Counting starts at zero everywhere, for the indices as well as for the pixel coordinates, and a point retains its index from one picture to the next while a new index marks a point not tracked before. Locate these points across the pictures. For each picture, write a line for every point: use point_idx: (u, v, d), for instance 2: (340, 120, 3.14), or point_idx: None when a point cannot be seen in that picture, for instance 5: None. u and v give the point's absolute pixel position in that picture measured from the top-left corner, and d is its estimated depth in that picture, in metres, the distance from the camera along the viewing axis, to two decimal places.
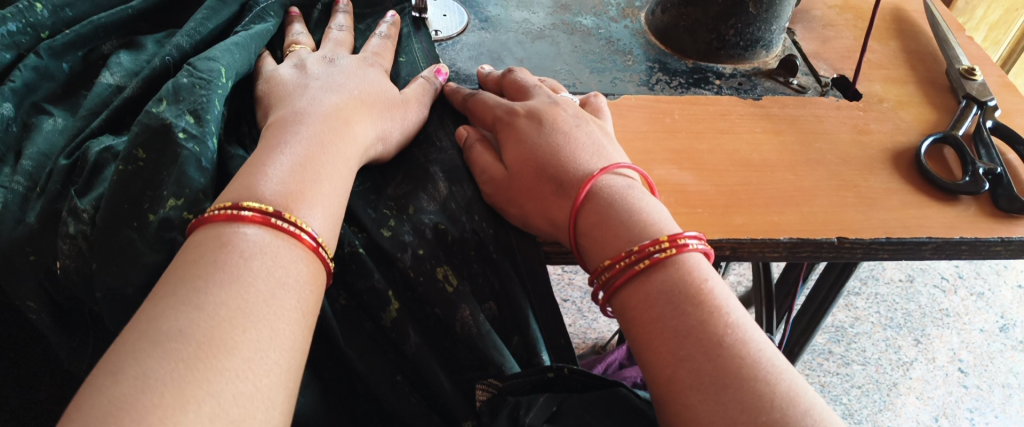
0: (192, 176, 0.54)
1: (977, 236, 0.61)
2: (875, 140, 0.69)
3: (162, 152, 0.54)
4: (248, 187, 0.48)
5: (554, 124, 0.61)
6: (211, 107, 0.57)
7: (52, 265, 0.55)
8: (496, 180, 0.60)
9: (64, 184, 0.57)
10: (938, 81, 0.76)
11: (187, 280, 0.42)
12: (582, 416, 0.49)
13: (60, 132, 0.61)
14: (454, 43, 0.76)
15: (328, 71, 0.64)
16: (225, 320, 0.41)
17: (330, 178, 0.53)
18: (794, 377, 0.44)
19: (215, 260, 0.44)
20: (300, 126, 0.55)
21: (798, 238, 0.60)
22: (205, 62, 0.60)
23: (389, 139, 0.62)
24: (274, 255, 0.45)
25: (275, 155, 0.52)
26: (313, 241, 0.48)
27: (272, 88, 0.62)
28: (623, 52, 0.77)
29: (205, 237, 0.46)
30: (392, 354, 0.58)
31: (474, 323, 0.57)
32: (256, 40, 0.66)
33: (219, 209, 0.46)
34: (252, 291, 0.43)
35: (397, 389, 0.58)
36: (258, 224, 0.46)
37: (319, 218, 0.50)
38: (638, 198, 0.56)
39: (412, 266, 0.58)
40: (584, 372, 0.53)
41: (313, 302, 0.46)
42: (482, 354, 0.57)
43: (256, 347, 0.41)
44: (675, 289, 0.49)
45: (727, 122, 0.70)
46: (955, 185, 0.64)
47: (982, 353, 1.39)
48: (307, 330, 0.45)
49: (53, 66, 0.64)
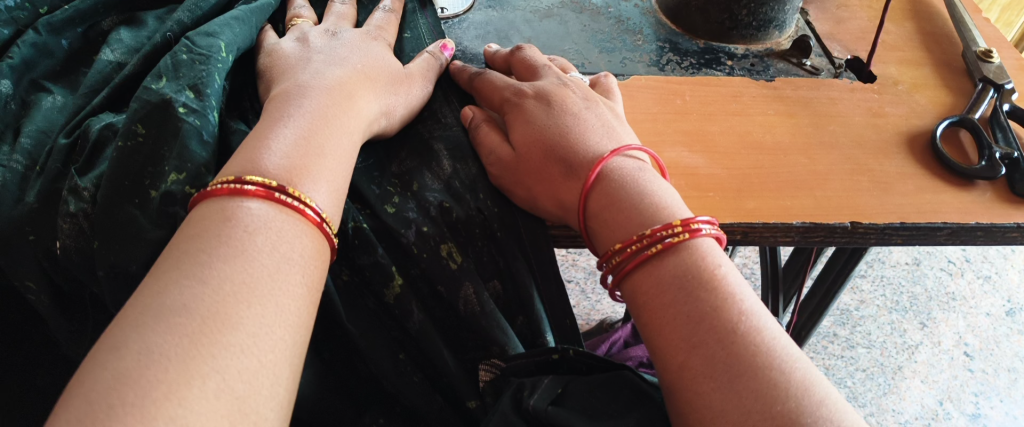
0: (194, 150, 0.53)
1: (992, 221, 0.60)
2: (890, 123, 0.68)
3: (162, 126, 0.53)
4: (251, 160, 0.47)
5: (563, 104, 0.60)
6: (212, 82, 0.56)
7: (51, 246, 0.54)
8: (503, 161, 0.59)
9: (65, 162, 0.55)
10: (954, 64, 0.74)
11: (190, 254, 0.41)
12: (586, 401, 0.48)
13: (60, 109, 0.60)
14: (461, 22, 0.74)
15: (331, 44, 0.63)
16: (230, 295, 0.40)
17: (334, 153, 0.51)
18: (807, 366, 0.43)
19: (219, 234, 0.42)
20: (304, 100, 0.54)
21: (810, 223, 0.59)
22: (205, 38, 0.59)
23: (393, 114, 0.60)
24: (279, 230, 0.44)
25: (278, 129, 0.51)
26: (317, 216, 0.47)
27: (274, 62, 0.60)
28: (633, 31, 0.76)
29: (208, 211, 0.44)
30: (396, 332, 0.58)
31: (477, 301, 0.56)
32: (258, 15, 0.64)
33: (222, 183, 0.45)
34: (257, 266, 0.42)
35: (399, 368, 0.58)
36: (262, 198, 0.45)
37: (324, 193, 0.48)
38: (649, 181, 0.55)
39: (415, 242, 0.56)
40: (590, 354, 0.52)
41: (318, 277, 0.45)
42: (485, 332, 0.57)
43: (261, 322, 0.40)
44: (687, 275, 0.48)
45: (739, 104, 0.69)
46: (971, 170, 0.62)
47: (987, 337, 1.39)
48: (312, 306, 0.44)
49: (52, 42, 0.62)
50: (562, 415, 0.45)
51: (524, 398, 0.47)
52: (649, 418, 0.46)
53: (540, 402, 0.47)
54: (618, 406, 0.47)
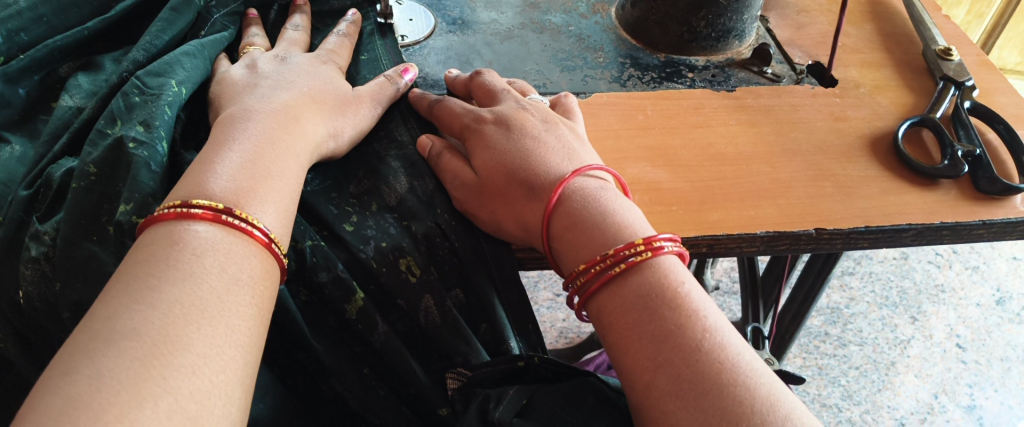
0: (143, 180, 0.52)
1: (957, 220, 0.60)
2: (852, 127, 0.68)
3: (116, 165, 0.54)
4: (195, 184, 0.47)
5: (522, 127, 0.60)
6: (161, 113, 0.56)
7: (15, 296, 0.55)
8: (466, 185, 0.59)
9: (26, 210, 0.55)
10: (915, 63, 0.75)
11: (138, 278, 0.41)
12: (552, 411, 0.47)
13: (19, 159, 0.60)
14: (421, 48, 0.75)
15: (280, 69, 0.63)
16: (179, 317, 0.40)
17: (280, 173, 0.52)
18: (773, 381, 0.44)
19: (167, 258, 0.42)
20: (249, 123, 0.54)
21: (775, 231, 0.59)
22: (154, 78, 0.59)
23: (341, 135, 0.61)
24: (225, 251, 0.44)
25: (223, 152, 0.51)
26: (265, 236, 0.47)
27: (222, 89, 0.61)
28: (593, 48, 0.76)
29: (156, 235, 0.44)
30: (358, 348, 0.58)
31: (438, 314, 0.58)
32: (212, 50, 0.65)
33: (169, 208, 0.45)
34: (206, 288, 0.42)
35: (364, 382, 0.58)
36: (209, 221, 0.45)
37: (271, 214, 0.48)
38: (611, 200, 0.55)
39: (373, 256, 0.57)
40: (555, 361, 0.52)
41: (268, 297, 0.45)
42: (448, 343, 0.58)
43: (212, 343, 0.40)
44: (651, 295, 0.48)
45: (701, 116, 0.69)
46: (933, 169, 0.63)
47: (978, 327, 1.38)
48: (263, 325, 0.44)
49: (9, 92, 0.63)
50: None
51: (490, 410, 0.47)
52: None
53: (505, 415, 0.46)
54: (582, 415, 0.47)
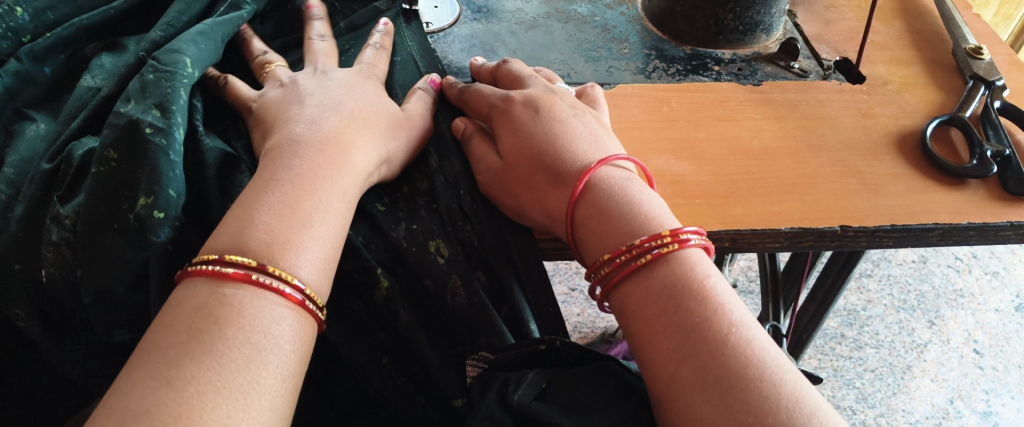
0: (165, 173, 0.52)
1: (985, 221, 0.59)
2: (880, 124, 0.67)
3: (135, 149, 0.53)
4: (234, 237, 0.46)
5: (551, 112, 0.60)
6: (174, 96, 0.56)
7: (37, 273, 0.54)
8: (491, 170, 0.58)
9: (46, 189, 0.55)
10: (944, 61, 0.74)
11: (162, 349, 0.40)
12: (570, 393, 0.47)
13: (43, 137, 0.60)
14: (446, 35, 0.74)
15: (324, 85, 0.61)
16: (194, 397, 0.38)
17: (322, 217, 0.49)
18: (797, 378, 0.43)
19: (193, 327, 0.41)
20: (294, 158, 0.52)
21: (799, 227, 0.58)
22: (170, 55, 0.58)
23: (392, 161, 0.59)
24: (253, 317, 0.42)
25: (264, 195, 0.49)
26: (298, 294, 0.45)
27: (266, 111, 0.59)
28: (619, 40, 0.75)
29: (188, 295, 0.43)
30: (380, 335, 0.58)
31: (465, 293, 0.57)
32: (226, 29, 0.64)
33: (204, 262, 0.44)
34: (226, 361, 0.40)
35: (382, 373, 0.58)
36: (239, 281, 0.43)
37: (309, 266, 0.46)
38: (636, 191, 0.54)
39: (404, 236, 0.57)
40: (577, 345, 0.51)
41: (297, 362, 0.43)
42: (472, 326, 0.57)
43: (226, 423, 0.38)
44: (678, 286, 0.47)
45: (726, 110, 0.68)
46: (960, 168, 0.62)
47: (997, 333, 1.37)
48: (289, 395, 0.42)
49: (34, 70, 0.62)
50: (545, 411, 0.45)
51: (509, 393, 0.46)
52: (630, 412, 0.46)
53: (524, 397, 0.46)
54: (600, 399, 0.46)
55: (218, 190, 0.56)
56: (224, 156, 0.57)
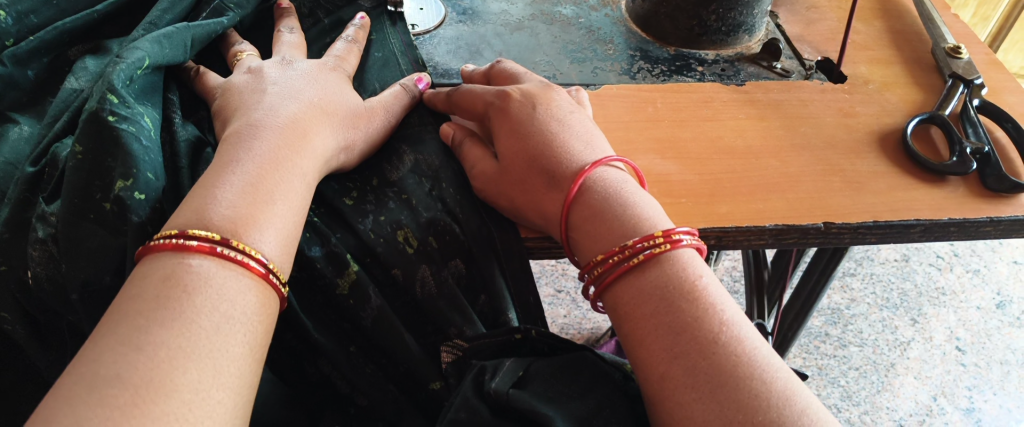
0: (139, 157, 0.52)
1: (965, 217, 0.60)
2: (862, 123, 0.68)
3: (101, 139, 0.52)
4: (195, 212, 0.46)
5: (548, 109, 0.61)
6: (116, 78, 0.54)
7: (23, 275, 0.53)
8: (486, 174, 0.59)
9: (30, 190, 0.55)
10: (924, 60, 0.75)
11: (128, 317, 0.40)
12: (549, 382, 0.47)
13: (27, 139, 0.60)
14: (432, 37, 0.75)
15: (286, 75, 0.61)
16: (165, 361, 0.38)
17: (284, 196, 0.50)
18: (789, 376, 0.44)
19: (159, 295, 0.41)
20: (255, 141, 0.52)
21: (783, 225, 0.59)
22: (131, 51, 0.57)
23: (353, 148, 0.59)
24: (220, 287, 0.43)
25: (225, 175, 0.49)
26: (262, 267, 0.45)
27: (228, 99, 0.59)
28: (604, 41, 0.76)
29: (152, 268, 0.43)
30: (347, 324, 0.57)
31: (434, 285, 0.57)
32: (196, 33, 0.63)
33: (166, 238, 0.44)
34: (195, 328, 0.40)
35: (352, 360, 0.56)
36: (205, 254, 0.43)
37: (271, 243, 0.47)
38: (631, 192, 0.55)
39: (372, 229, 0.57)
40: (552, 335, 0.51)
41: (261, 332, 0.43)
42: (440, 316, 0.57)
43: (197, 388, 0.38)
44: (669, 286, 0.48)
45: (710, 109, 0.69)
46: (941, 165, 0.63)
47: (979, 331, 1.39)
48: (255, 364, 0.42)
49: (17, 73, 0.62)
50: (524, 398, 0.45)
51: (486, 381, 0.46)
52: (608, 399, 0.46)
53: (501, 385, 0.46)
54: (579, 387, 0.47)
55: (193, 178, 0.56)
56: (193, 145, 0.58)
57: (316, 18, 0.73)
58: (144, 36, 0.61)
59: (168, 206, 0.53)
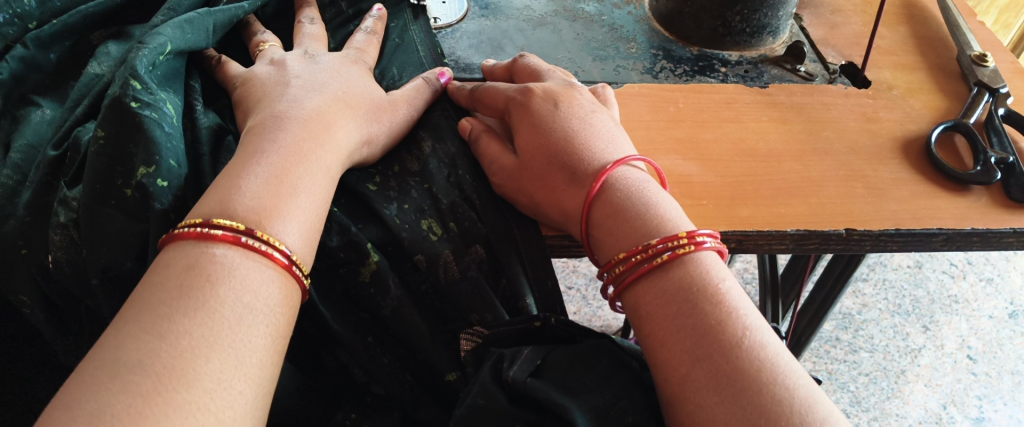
0: (161, 144, 0.51)
1: (988, 227, 0.60)
2: (885, 129, 0.67)
3: (123, 124, 0.51)
4: (220, 202, 0.46)
5: (570, 107, 0.60)
6: (138, 64, 0.54)
7: (43, 260, 0.53)
8: (507, 169, 0.58)
9: (53, 174, 0.54)
10: (949, 67, 0.74)
11: (151, 305, 0.40)
12: (565, 372, 0.46)
13: (49, 122, 0.60)
14: (454, 31, 0.74)
15: (310, 68, 0.61)
16: (187, 350, 0.38)
17: (307, 188, 0.50)
18: (810, 384, 0.43)
19: (182, 284, 0.41)
20: (279, 132, 0.52)
21: (805, 230, 0.58)
22: (153, 37, 0.57)
23: (374, 142, 0.59)
24: (243, 277, 0.42)
25: (250, 165, 0.49)
26: (285, 258, 0.45)
27: (250, 90, 0.59)
28: (626, 39, 0.76)
29: (175, 256, 0.43)
30: (365, 315, 0.56)
31: (457, 268, 0.56)
32: (217, 18, 0.62)
33: (190, 226, 0.44)
34: (219, 318, 0.40)
35: (369, 351, 0.56)
36: (228, 243, 0.43)
37: (294, 233, 0.47)
38: (653, 192, 0.54)
39: (396, 215, 0.57)
40: (571, 323, 0.51)
41: (284, 324, 0.43)
42: (462, 302, 0.56)
43: (220, 378, 0.38)
44: (693, 289, 0.47)
45: (732, 111, 0.68)
46: (965, 175, 0.62)
47: (990, 340, 1.38)
48: (277, 355, 0.42)
49: (40, 57, 0.62)
50: (541, 388, 0.45)
51: (505, 369, 0.46)
52: (625, 390, 0.46)
53: (519, 373, 0.46)
54: (595, 378, 0.46)
55: (213, 166, 0.56)
56: (215, 133, 0.57)
57: (338, 8, 0.72)
58: (164, 21, 0.61)
59: (191, 194, 0.53)
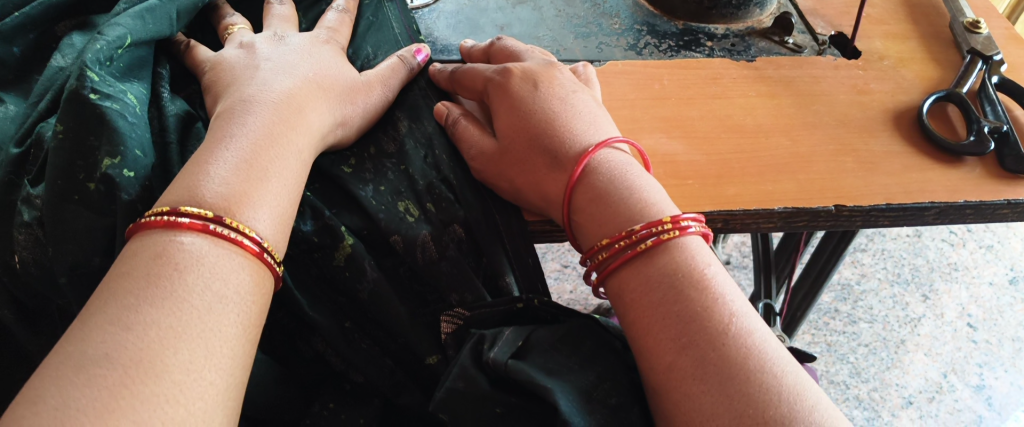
0: (125, 134, 0.50)
1: (982, 199, 0.58)
2: (875, 101, 0.66)
3: (82, 118, 0.50)
4: (187, 189, 0.44)
5: (550, 87, 0.59)
6: (92, 58, 0.53)
7: (8, 260, 0.51)
8: (485, 154, 0.57)
9: (16, 172, 0.53)
10: (942, 35, 0.73)
11: (117, 296, 0.39)
12: (550, 354, 0.45)
13: (14, 119, 0.58)
14: (431, 11, 0.72)
15: (280, 50, 0.59)
16: (155, 341, 0.37)
17: (279, 173, 0.48)
18: (798, 370, 0.42)
19: (149, 274, 0.40)
20: (249, 116, 0.51)
21: (793, 207, 0.57)
22: (112, 28, 0.56)
23: (349, 124, 0.57)
24: (212, 265, 0.41)
25: (218, 151, 0.47)
26: (256, 246, 0.44)
27: (219, 75, 0.57)
28: (609, 15, 0.74)
29: (142, 246, 0.42)
30: (342, 298, 0.55)
31: (435, 250, 0.54)
32: (181, 5, 0.61)
33: (156, 214, 0.42)
34: (187, 308, 0.39)
35: (347, 336, 0.55)
36: (197, 231, 0.42)
37: (265, 220, 0.45)
38: (636, 175, 0.53)
39: (372, 197, 0.56)
40: (554, 303, 0.50)
41: (257, 312, 0.42)
42: (440, 283, 0.54)
43: (190, 369, 0.37)
44: (677, 274, 0.46)
45: (719, 87, 0.67)
46: (957, 146, 0.61)
47: (991, 307, 1.36)
48: (250, 344, 0.41)
49: (4, 51, 0.60)
50: (523, 368, 0.43)
51: (485, 350, 0.45)
52: (610, 371, 0.45)
53: (501, 355, 0.44)
54: (579, 358, 0.45)
55: (182, 154, 0.54)
56: (183, 120, 0.56)
57: None
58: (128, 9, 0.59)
59: (159, 184, 0.51)
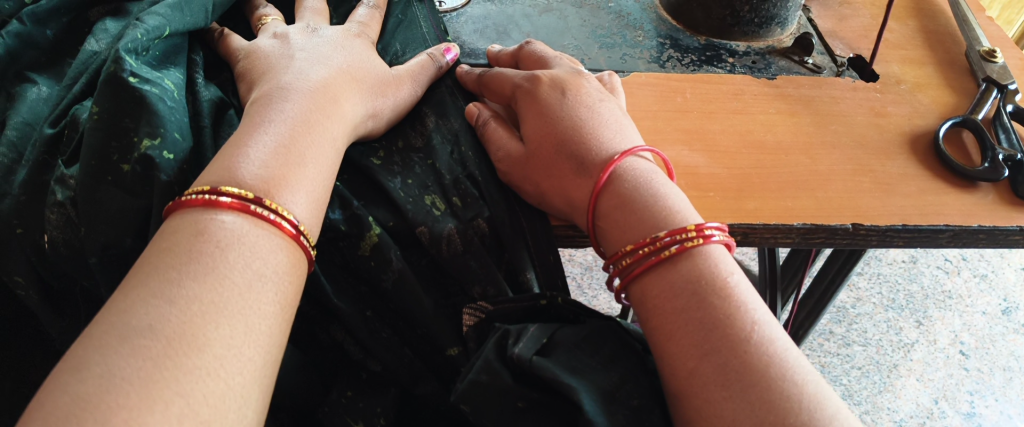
0: (164, 117, 0.51)
1: (995, 225, 0.59)
2: (892, 123, 0.67)
3: (119, 101, 0.51)
4: (226, 170, 0.45)
5: (578, 95, 0.59)
6: (127, 43, 0.53)
7: (39, 239, 0.52)
8: (513, 157, 0.58)
9: (49, 153, 0.53)
10: (958, 63, 0.74)
11: (159, 269, 0.39)
12: (574, 351, 0.46)
13: (46, 100, 0.58)
14: (458, 16, 0.73)
15: (313, 41, 0.60)
16: (197, 316, 0.37)
17: (314, 160, 0.49)
18: (818, 380, 0.43)
19: (190, 250, 0.40)
20: (285, 103, 0.51)
21: (811, 224, 0.58)
22: (150, 16, 0.56)
23: (379, 116, 0.58)
24: (252, 245, 0.42)
25: (256, 134, 0.48)
26: (293, 228, 0.44)
27: (253, 63, 0.58)
28: (633, 27, 0.75)
29: (181, 223, 0.42)
30: (364, 288, 0.55)
31: (460, 242, 0.55)
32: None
33: (196, 193, 0.43)
34: (228, 285, 0.39)
35: (369, 324, 0.55)
36: (237, 211, 0.42)
37: (302, 204, 0.46)
38: (661, 183, 0.53)
39: (400, 189, 0.56)
40: (576, 302, 0.50)
41: (292, 293, 0.42)
42: (465, 276, 0.55)
43: (230, 344, 0.37)
44: (702, 280, 0.47)
45: (740, 102, 0.68)
46: (973, 171, 0.61)
47: (983, 336, 1.38)
48: (285, 323, 0.42)
49: (36, 33, 0.61)
50: (546, 366, 0.44)
51: (509, 346, 0.45)
52: (631, 374, 0.45)
53: (525, 351, 0.45)
54: (600, 358, 0.46)
55: (215, 139, 0.54)
56: (216, 106, 0.56)
57: None
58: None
59: (194, 168, 0.52)
